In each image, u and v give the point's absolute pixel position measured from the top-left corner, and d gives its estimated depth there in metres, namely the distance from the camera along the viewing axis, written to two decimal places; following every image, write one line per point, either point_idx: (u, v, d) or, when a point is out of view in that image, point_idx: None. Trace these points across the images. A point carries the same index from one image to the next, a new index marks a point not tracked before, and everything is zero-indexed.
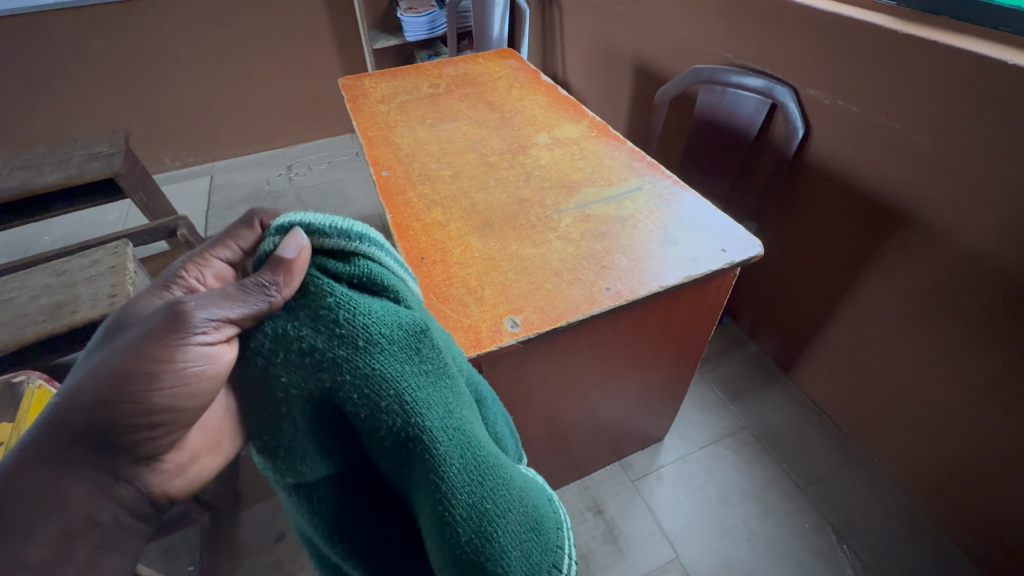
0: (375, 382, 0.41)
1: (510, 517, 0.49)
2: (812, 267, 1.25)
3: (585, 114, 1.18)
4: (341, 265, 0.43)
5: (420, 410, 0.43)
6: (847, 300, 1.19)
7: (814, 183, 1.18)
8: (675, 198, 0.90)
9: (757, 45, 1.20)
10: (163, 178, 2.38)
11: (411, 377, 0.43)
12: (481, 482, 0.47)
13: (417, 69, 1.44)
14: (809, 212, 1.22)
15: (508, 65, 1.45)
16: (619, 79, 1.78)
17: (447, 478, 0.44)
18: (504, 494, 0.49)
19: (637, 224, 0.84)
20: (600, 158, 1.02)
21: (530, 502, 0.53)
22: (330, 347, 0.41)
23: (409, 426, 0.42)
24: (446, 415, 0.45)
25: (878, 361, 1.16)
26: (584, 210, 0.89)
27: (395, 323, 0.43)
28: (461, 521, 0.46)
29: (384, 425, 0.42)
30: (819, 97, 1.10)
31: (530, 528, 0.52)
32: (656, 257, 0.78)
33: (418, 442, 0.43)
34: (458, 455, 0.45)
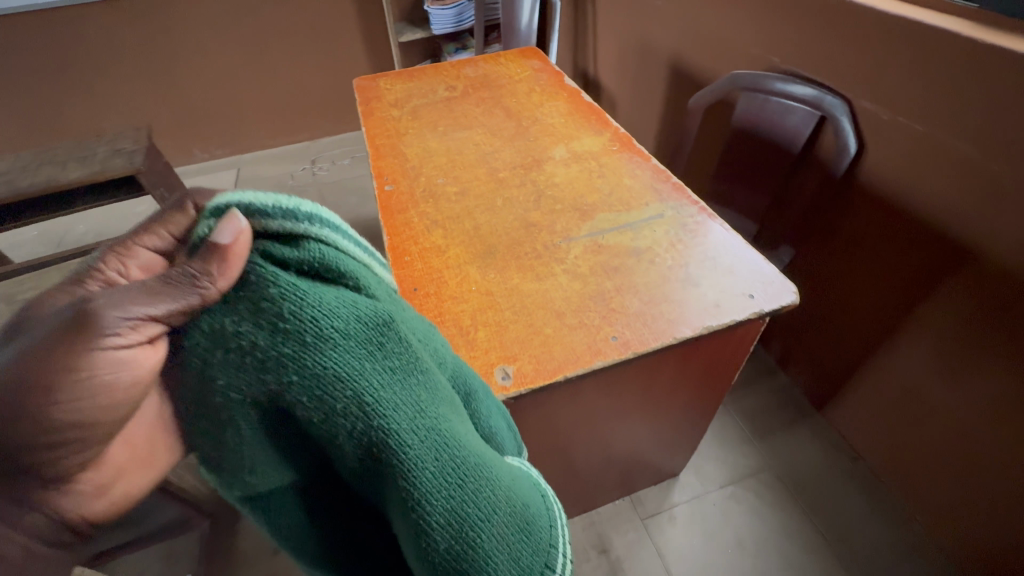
0: (324, 375, 0.35)
1: (499, 524, 0.42)
2: (857, 299, 1.12)
3: (608, 125, 1.08)
4: (281, 248, 0.37)
5: (380, 407, 0.36)
6: (894, 340, 1.06)
7: (865, 208, 1.05)
8: (701, 229, 0.80)
9: (808, 48, 1.07)
10: (191, 170, 2.41)
11: (368, 369, 0.36)
12: (463, 487, 0.40)
13: (436, 70, 1.36)
14: (857, 238, 1.09)
15: (531, 66, 1.36)
16: (653, 80, 1.66)
17: (419, 484, 0.37)
18: (492, 498, 0.42)
19: (654, 259, 0.76)
20: (620, 177, 0.93)
21: (524, 506, 0.45)
22: (268, 340, 0.34)
23: (370, 428, 0.36)
24: (416, 413, 0.38)
25: (924, 411, 1.03)
26: (597, 239, 0.80)
27: (347, 309, 0.37)
28: (438, 530, 0.38)
29: (340, 429, 0.36)
30: (877, 112, 0.97)
31: (525, 535, 0.44)
32: (672, 300, 0.69)
33: (382, 445, 0.36)
34: (432, 457, 0.38)
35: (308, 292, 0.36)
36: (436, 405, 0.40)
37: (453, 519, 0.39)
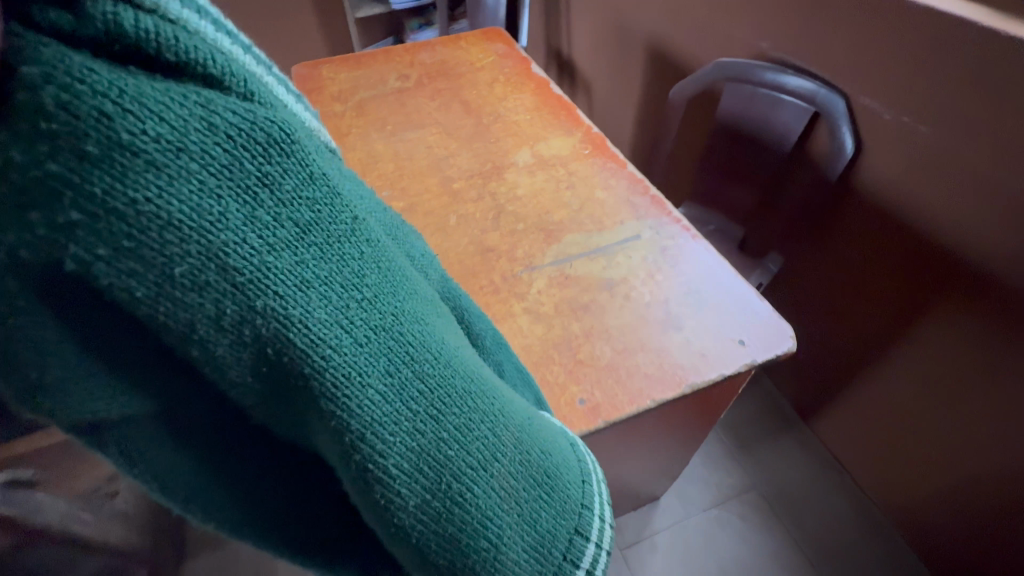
0: (186, 243, 0.24)
1: (497, 469, 0.33)
2: (847, 311, 1.04)
3: (580, 122, 0.95)
4: (66, 15, 0.23)
5: (283, 295, 0.26)
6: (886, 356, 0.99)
7: (861, 214, 0.96)
8: (683, 254, 0.70)
9: (802, 35, 0.96)
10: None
11: (261, 234, 0.26)
12: (432, 417, 0.31)
13: (387, 55, 1.20)
14: (849, 246, 1.00)
15: (494, 50, 1.21)
16: (630, 63, 1.52)
17: (356, 397, 0.28)
18: (484, 433, 0.33)
19: (629, 294, 0.65)
20: (591, 188, 0.81)
21: (534, 447, 0.37)
22: (72, 177, 0.22)
23: (254, 308, 0.25)
24: (330, 290, 0.27)
25: (915, 433, 0.97)
26: (563, 267, 0.69)
27: (217, 129, 0.25)
28: (399, 465, 0.30)
29: (203, 307, 0.25)
30: (878, 110, 0.87)
31: (528, 477, 0.36)
32: (650, 348, 0.59)
33: (279, 333, 0.26)
34: (368, 357, 0.28)
35: (134, 93, 0.23)
36: (386, 295, 0.30)
37: (420, 453, 0.30)
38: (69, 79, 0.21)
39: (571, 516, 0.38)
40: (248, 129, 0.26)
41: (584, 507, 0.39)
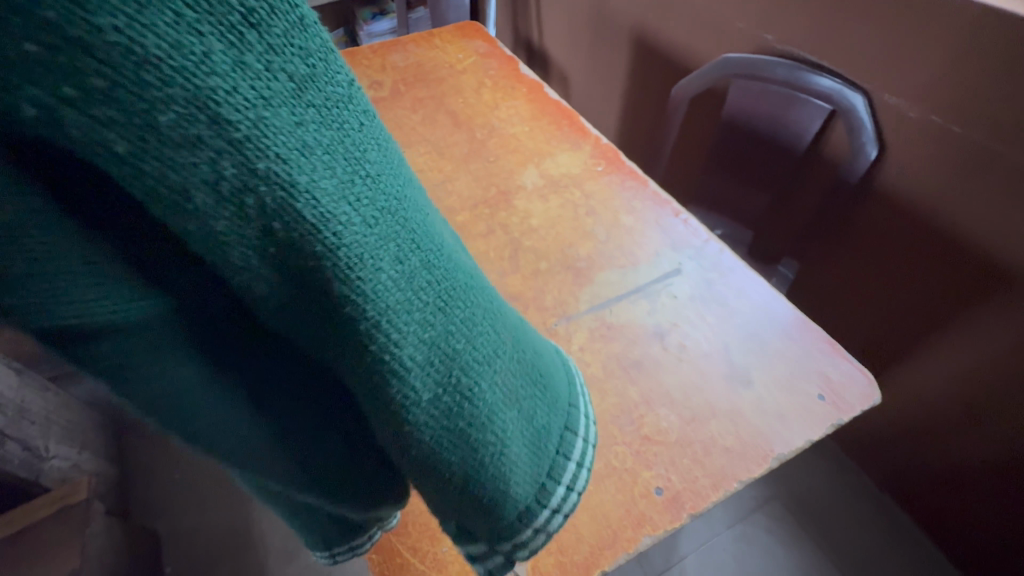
0: (104, 48, 0.14)
1: (499, 364, 0.28)
2: (866, 312, 1.01)
3: (586, 132, 0.86)
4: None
5: (272, 145, 0.17)
6: (908, 356, 0.97)
7: (881, 214, 0.92)
8: (733, 287, 0.62)
9: (812, 26, 0.89)
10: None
11: (224, 50, 0.16)
12: (441, 311, 0.24)
13: (352, 58, 1.06)
14: (868, 246, 0.96)
15: (474, 48, 1.09)
16: (612, 55, 1.42)
17: (363, 290, 0.20)
18: (486, 329, 0.27)
19: (684, 343, 0.57)
20: (614, 213, 0.72)
21: (525, 344, 0.31)
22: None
23: (226, 163, 0.16)
24: (332, 151, 0.19)
25: (941, 435, 0.96)
26: (603, 314, 0.60)
27: None
28: (413, 377, 0.23)
29: (139, 153, 0.15)
30: (902, 107, 0.82)
31: (534, 383, 0.31)
32: (721, 413, 0.51)
33: (263, 199, 0.17)
34: (377, 239, 0.21)
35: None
36: (388, 164, 0.22)
37: (437, 360, 0.24)
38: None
39: (563, 412, 0.32)
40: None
41: (571, 402, 0.34)
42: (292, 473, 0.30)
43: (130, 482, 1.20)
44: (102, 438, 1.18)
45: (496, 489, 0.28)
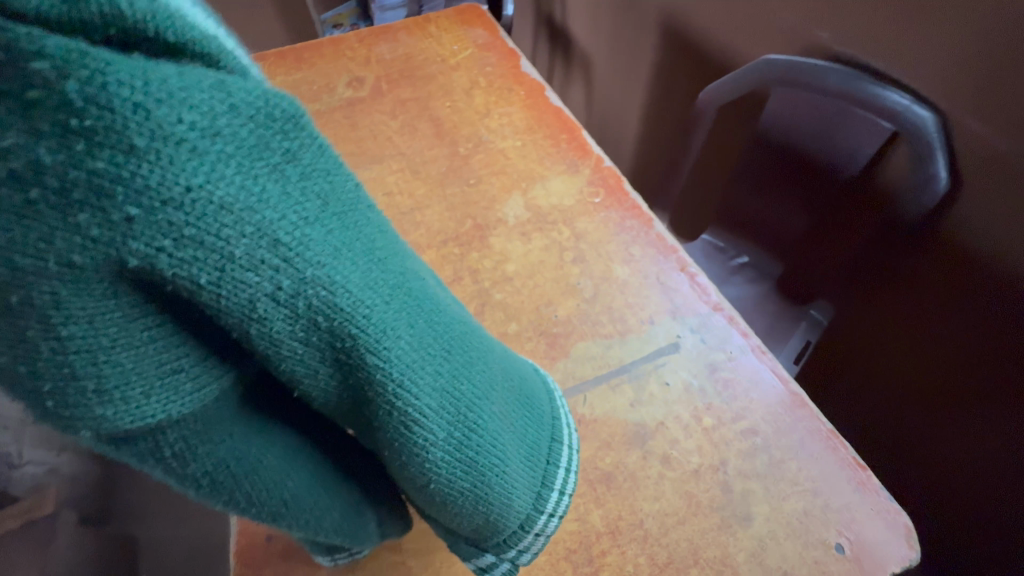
0: (236, 226, 0.21)
1: (496, 399, 0.32)
2: (899, 375, 0.83)
3: (587, 151, 0.73)
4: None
5: (328, 264, 0.23)
6: (941, 442, 0.81)
7: (937, 262, 0.74)
8: (744, 376, 0.50)
9: (879, 24, 0.72)
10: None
11: (295, 205, 0.23)
12: (446, 359, 0.29)
13: (335, 47, 0.94)
14: (913, 298, 0.78)
15: (472, 39, 0.95)
16: (638, 40, 1.25)
17: (397, 359, 0.26)
18: (482, 367, 0.32)
19: (669, 454, 0.46)
20: (607, 261, 0.60)
21: (512, 375, 0.35)
22: (85, 138, 0.18)
23: (305, 285, 0.23)
24: (366, 257, 0.25)
25: (981, 530, 0.81)
26: (575, 403, 0.49)
27: (241, 109, 0.21)
28: (433, 425, 0.28)
29: (257, 290, 0.22)
30: (988, 137, 0.65)
31: (524, 411, 0.35)
32: (706, 560, 0.41)
33: (329, 305, 0.23)
34: (402, 317, 0.27)
35: (161, 80, 0.19)
36: (394, 255, 0.28)
37: (449, 407, 0.29)
38: (85, 70, 0.18)
39: (551, 427, 0.36)
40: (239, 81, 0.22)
41: (558, 420, 0.38)
42: (324, 503, 0.34)
43: None
44: None
45: (494, 501, 0.32)
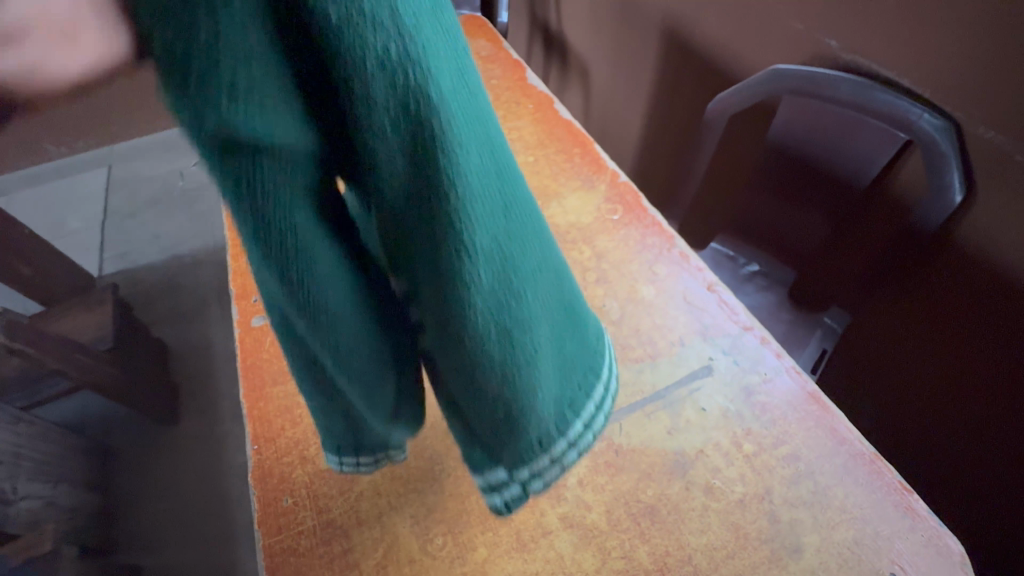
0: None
1: (546, 306, 0.29)
2: (910, 379, 0.84)
3: (602, 166, 0.72)
4: None
5: (438, 75, 0.21)
6: (955, 446, 0.82)
7: (949, 268, 0.74)
8: (780, 397, 0.49)
9: (892, 33, 0.72)
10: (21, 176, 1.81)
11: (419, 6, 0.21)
12: (512, 240, 0.26)
13: None
14: (924, 303, 0.79)
15: (475, 51, 0.93)
16: (637, 47, 1.24)
17: (467, 203, 0.23)
18: (543, 271, 0.28)
19: (712, 484, 0.45)
20: (632, 280, 0.59)
21: (570, 298, 0.32)
22: None
23: (403, 80, 0.20)
24: (468, 94, 0.23)
25: (996, 534, 0.82)
26: (611, 433, 0.48)
27: None
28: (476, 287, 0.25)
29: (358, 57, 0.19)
30: (1005, 147, 0.65)
31: (563, 339, 0.31)
32: None
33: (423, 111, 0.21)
34: (486, 165, 0.24)
35: None
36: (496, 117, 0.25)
37: (502, 279, 0.26)
38: None
39: (581, 374, 0.33)
40: None
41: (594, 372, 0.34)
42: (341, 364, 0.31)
43: None
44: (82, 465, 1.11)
45: (513, 409, 0.29)
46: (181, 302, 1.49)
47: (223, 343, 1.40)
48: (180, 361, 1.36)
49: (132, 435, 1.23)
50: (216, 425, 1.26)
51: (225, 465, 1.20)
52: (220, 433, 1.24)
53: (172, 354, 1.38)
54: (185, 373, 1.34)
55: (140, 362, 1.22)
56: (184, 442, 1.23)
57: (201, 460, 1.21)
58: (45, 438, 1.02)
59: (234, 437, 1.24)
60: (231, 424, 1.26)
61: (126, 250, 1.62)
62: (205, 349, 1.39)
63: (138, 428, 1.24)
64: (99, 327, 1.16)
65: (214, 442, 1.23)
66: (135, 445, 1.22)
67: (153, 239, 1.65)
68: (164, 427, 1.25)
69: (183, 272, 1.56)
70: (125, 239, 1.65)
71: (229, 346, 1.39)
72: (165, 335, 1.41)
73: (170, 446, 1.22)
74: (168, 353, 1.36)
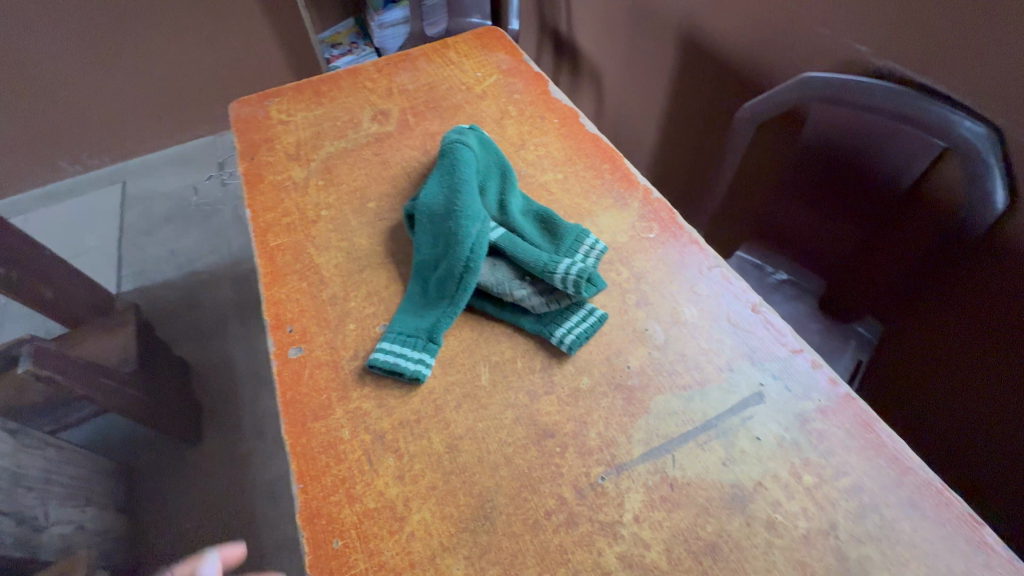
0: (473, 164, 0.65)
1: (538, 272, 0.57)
2: (949, 388, 0.83)
3: (632, 183, 0.71)
4: None
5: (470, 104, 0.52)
6: (998, 457, 0.80)
7: (991, 277, 0.71)
8: (837, 426, 0.48)
9: (928, 39, 0.69)
10: (39, 195, 1.83)
11: None
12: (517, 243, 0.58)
13: (354, 79, 0.91)
14: (965, 310, 0.76)
15: (495, 64, 0.92)
16: (652, 52, 1.22)
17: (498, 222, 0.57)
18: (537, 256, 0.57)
19: (774, 519, 0.43)
20: (673, 302, 0.58)
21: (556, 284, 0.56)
22: None
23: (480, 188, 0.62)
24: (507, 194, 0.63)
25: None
26: (665, 466, 0.47)
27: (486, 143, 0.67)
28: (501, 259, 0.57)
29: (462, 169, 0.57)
30: None
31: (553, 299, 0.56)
32: None
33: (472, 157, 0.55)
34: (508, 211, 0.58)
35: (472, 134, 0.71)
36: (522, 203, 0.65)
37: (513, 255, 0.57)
38: None
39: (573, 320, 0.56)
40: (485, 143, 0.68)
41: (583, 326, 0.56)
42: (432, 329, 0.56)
43: (139, 533, 1.15)
44: (107, 487, 1.12)
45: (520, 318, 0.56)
46: (199, 319, 1.49)
47: (242, 360, 1.40)
48: (202, 379, 1.37)
49: (158, 456, 1.25)
50: (239, 444, 1.27)
51: (250, 485, 1.21)
52: (243, 454, 1.25)
53: (193, 372, 1.38)
54: (207, 391, 1.35)
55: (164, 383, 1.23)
56: (209, 462, 1.24)
57: (227, 481, 1.22)
58: (73, 463, 1.03)
59: (256, 457, 1.25)
60: (254, 444, 1.27)
61: (143, 266, 1.63)
62: (225, 366, 1.39)
63: (164, 449, 1.26)
64: (122, 348, 1.16)
65: (238, 461, 1.24)
66: (161, 466, 1.24)
67: (168, 256, 1.66)
68: (189, 447, 1.26)
69: (200, 289, 1.56)
70: (142, 256, 1.66)
71: (249, 363, 1.40)
72: (186, 353, 1.42)
73: (196, 465, 1.24)
74: (189, 371, 1.37)
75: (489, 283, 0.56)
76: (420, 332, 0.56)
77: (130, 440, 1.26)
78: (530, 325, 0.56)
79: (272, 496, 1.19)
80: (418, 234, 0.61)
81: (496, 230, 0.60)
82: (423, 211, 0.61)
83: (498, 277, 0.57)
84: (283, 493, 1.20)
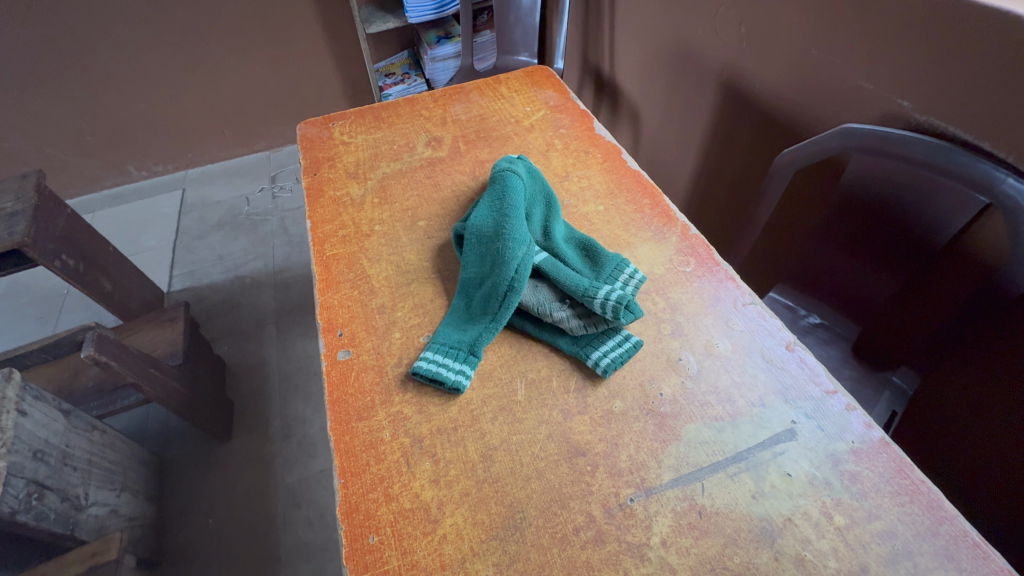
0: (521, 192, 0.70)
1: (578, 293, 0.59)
2: None
3: (671, 219, 0.73)
4: None
5: None
6: None
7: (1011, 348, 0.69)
8: (869, 469, 0.48)
9: (970, 95, 0.70)
10: (108, 196, 1.98)
11: None
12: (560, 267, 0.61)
13: (411, 107, 0.98)
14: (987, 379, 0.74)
15: (544, 100, 0.98)
16: (691, 96, 1.26)
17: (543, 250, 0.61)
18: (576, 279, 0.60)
19: (803, 556, 0.44)
20: (707, 334, 0.60)
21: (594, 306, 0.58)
22: None
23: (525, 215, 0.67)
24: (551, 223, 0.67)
25: None
26: (695, 493, 0.48)
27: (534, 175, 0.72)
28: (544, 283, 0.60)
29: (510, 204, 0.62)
30: None
31: (592, 324, 0.58)
32: None
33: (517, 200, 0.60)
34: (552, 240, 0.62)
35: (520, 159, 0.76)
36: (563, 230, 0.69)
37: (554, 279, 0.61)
38: None
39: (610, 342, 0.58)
40: (533, 172, 0.73)
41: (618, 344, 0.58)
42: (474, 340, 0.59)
43: (164, 522, 1.19)
44: (140, 475, 1.17)
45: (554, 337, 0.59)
46: (240, 321, 1.57)
47: (275, 364, 1.46)
48: (237, 379, 1.43)
49: (190, 449, 1.30)
50: (266, 445, 1.31)
51: (272, 485, 1.24)
52: (268, 454, 1.29)
53: (229, 371, 1.45)
54: (240, 390, 1.41)
55: (205, 378, 1.30)
56: (236, 459, 1.29)
57: (249, 480, 1.25)
58: (113, 448, 1.09)
59: (280, 458, 1.28)
60: (280, 446, 1.31)
61: (194, 268, 1.73)
62: (259, 369, 1.45)
63: (195, 443, 1.31)
64: (169, 343, 1.23)
65: (263, 461, 1.28)
66: (191, 459, 1.29)
67: (217, 258, 1.75)
68: (218, 442, 1.31)
69: (243, 292, 1.64)
70: (194, 258, 1.76)
71: (280, 367, 1.45)
72: (224, 352, 1.49)
73: (224, 461, 1.28)
74: (226, 370, 1.44)
75: (530, 303, 0.60)
76: (462, 345, 0.59)
77: (166, 432, 1.33)
78: (567, 346, 0.58)
79: (293, 499, 1.22)
80: (467, 253, 0.65)
81: (540, 254, 0.63)
82: (473, 232, 0.66)
83: (540, 299, 0.60)
84: (303, 496, 1.22)
